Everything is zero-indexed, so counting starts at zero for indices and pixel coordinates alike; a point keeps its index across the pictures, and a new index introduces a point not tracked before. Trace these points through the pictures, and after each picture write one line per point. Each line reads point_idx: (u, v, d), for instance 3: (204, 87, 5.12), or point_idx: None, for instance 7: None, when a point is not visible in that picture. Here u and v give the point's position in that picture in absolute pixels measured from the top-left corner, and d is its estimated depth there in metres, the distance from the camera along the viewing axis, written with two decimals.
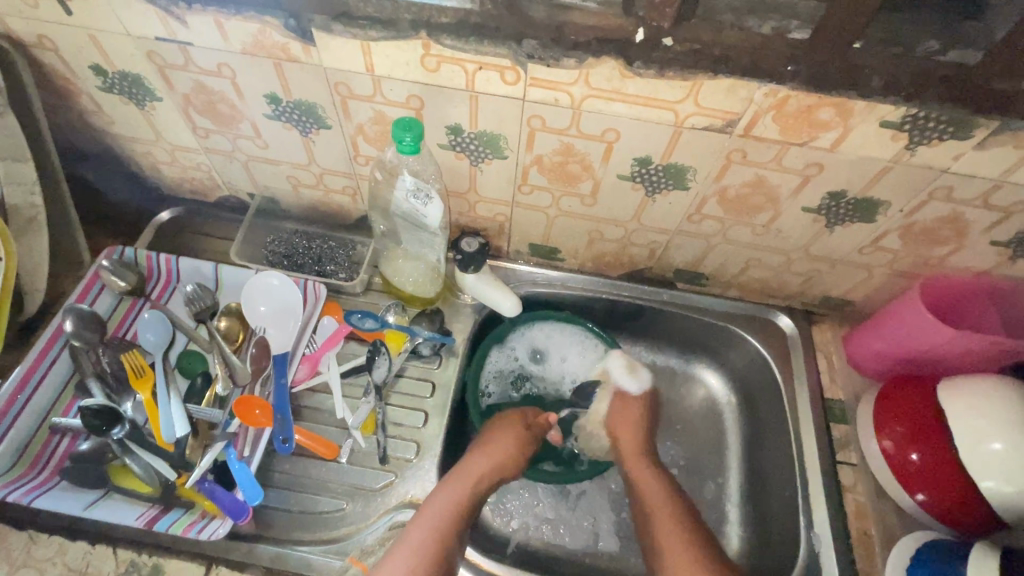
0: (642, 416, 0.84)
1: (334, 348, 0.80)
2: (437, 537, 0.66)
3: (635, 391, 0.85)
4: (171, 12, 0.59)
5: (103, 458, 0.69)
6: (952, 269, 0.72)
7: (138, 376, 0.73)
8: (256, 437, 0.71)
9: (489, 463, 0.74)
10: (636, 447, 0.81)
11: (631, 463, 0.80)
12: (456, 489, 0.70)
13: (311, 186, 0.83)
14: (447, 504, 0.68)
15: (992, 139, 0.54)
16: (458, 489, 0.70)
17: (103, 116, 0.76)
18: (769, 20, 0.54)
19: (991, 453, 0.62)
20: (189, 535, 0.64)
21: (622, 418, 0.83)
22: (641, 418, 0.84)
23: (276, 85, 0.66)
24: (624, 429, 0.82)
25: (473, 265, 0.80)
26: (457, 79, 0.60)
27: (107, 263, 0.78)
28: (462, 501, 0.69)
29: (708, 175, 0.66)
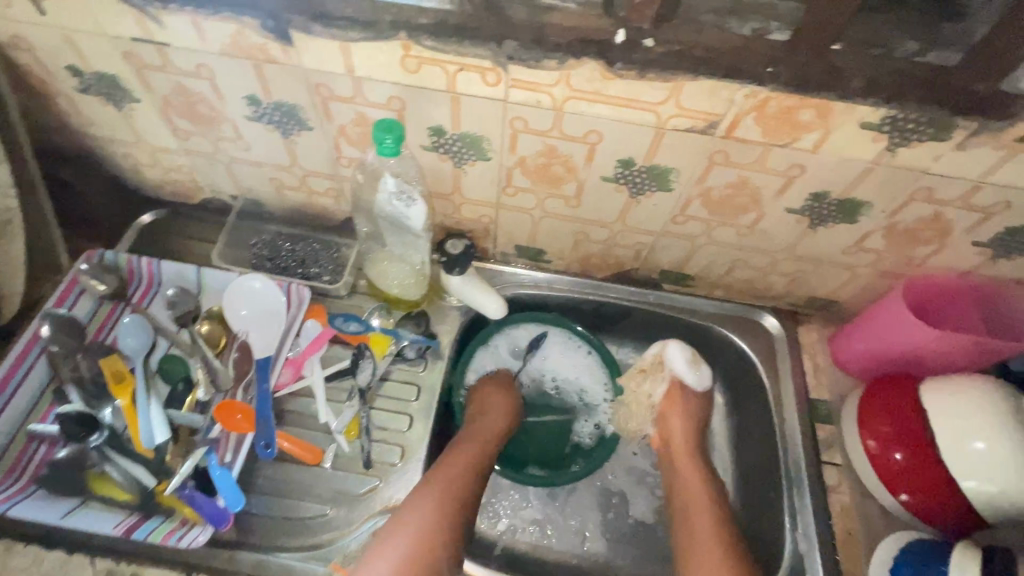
0: (694, 408, 0.84)
1: (318, 351, 0.79)
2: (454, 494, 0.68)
3: (695, 384, 0.84)
4: (147, 12, 0.58)
5: (81, 466, 0.67)
6: (935, 270, 0.72)
7: (118, 382, 0.73)
8: (238, 442, 0.70)
9: (496, 425, 0.78)
10: (684, 442, 0.81)
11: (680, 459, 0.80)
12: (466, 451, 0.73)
13: (295, 188, 0.82)
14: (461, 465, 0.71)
15: (971, 141, 0.55)
16: (468, 451, 0.73)
17: (81, 118, 0.75)
18: (750, 21, 0.54)
19: (973, 453, 0.62)
20: (168, 542, 0.63)
21: (672, 408, 0.83)
22: (688, 410, 0.83)
23: (256, 86, 0.65)
24: (672, 418, 0.83)
25: (458, 267, 0.79)
26: (438, 80, 0.59)
27: (85, 266, 0.77)
28: (474, 463, 0.72)
29: (691, 177, 0.66)
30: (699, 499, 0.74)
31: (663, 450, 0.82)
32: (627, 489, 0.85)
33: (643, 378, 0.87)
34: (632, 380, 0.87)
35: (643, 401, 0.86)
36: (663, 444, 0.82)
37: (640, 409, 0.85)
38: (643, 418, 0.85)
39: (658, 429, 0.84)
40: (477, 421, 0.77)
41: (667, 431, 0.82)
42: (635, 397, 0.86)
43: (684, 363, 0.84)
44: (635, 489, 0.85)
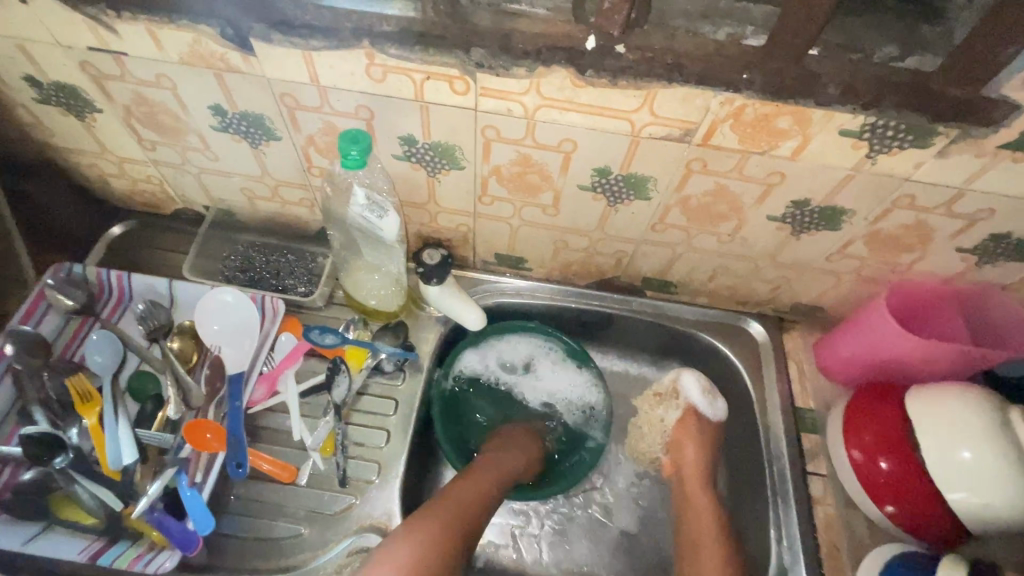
0: (708, 435, 0.81)
1: (293, 365, 0.77)
2: (465, 511, 0.66)
3: (712, 418, 0.81)
4: (101, 20, 0.56)
5: (45, 489, 0.65)
6: (919, 276, 0.71)
7: (85, 401, 0.70)
8: (209, 462, 0.68)
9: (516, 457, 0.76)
10: (697, 469, 0.78)
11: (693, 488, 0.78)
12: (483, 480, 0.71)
13: (267, 198, 0.80)
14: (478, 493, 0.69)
15: (953, 147, 0.53)
16: (484, 478, 0.71)
17: (43, 129, 0.73)
18: (724, 26, 0.52)
19: (958, 465, 0.61)
20: (135, 568, 0.62)
21: (686, 435, 0.80)
22: (703, 437, 0.80)
23: (219, 95, 0.63)
24: (687, 446, 0.80)
25: (436, 277, 0.76)
26: (406, 89, 0.58)
27: (52, 281, 0.75)
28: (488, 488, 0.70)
29: (669, 185, 0.64)
30: None
31: (676, 476, 0.80)
32: (611, 501, 0.83)
33: (656, 402, 0.85)
34: (646, 403, 0.86)
35: (655, 422, 0.84)
36: (675, 470, 0.80)
37: (651, 430, 0.84)
38: (654, 440, 0.83)
39: (672, 455, 0.81)
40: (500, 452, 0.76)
41: (681, 458, 0.80)
42: (648, 419, 0.84)
43: (700, 395, 0.82)
44: (620, 501, 0.83)
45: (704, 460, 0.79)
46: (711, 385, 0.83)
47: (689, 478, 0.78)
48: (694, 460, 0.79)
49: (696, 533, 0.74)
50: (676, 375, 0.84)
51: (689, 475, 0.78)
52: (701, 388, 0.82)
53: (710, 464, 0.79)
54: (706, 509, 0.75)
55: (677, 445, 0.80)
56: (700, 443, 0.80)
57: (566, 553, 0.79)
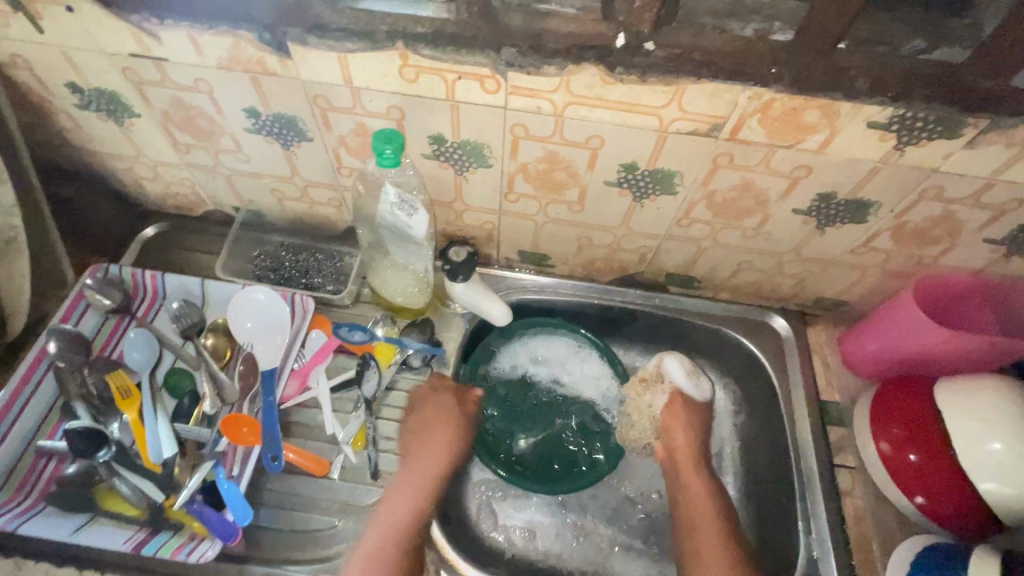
0: (695, 415, 0.81)
1: (324, 361, 0.79)
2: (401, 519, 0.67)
3: (699, 399, 0.82)
4: (143, 28, 0.58)
5: (89, 482, 0.67)
6: (945, 268, 0.71)
7: (124, 397, 0.72)
8: (245, 455, 0.70)
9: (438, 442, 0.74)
10: (688, 451, 0.78)
11: (685, 468, 0.77)
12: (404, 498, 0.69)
13: (296, 199, 0.82)
14: (404, 513, 0.68)
15: (983, 138, 0.53)
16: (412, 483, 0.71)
17: (82, 134, 0.75)
18: (751, 22, 0.53)
19: (989, 455, 0.61)
20: (177, 557, 0.63)
21: (674, 418, 0.80)
22: (692, 420, 0.81)
23: (254, 98, 0.65)
24: (677, 429, 0.79)
25: (462, 274, 0.78)
26: (437, 89, 0.59)
27: (91, 282, 0.77)
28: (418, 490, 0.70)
29: (695, 180, 0.65)
30: (707, 506, 0.73)
31: (668, 461, 0.79)
32: (636, 495, 0.84)
33: (644, 388, 0.83)
34: (632, 390, 0.83)
35: (644, 410, 0.82)
36: (668, 456, 0.79)
37: (641, 417, 0.82)
38: (645, 426, 0.82)
39: (663, 440, 0.80)
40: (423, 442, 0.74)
41: (673, 442, 0.79)
42: (637, 405, 0.82)
43: (683, 374, 0.82)
44: (644, 495, 0.84)
45: (692, 439, 0.79)
46: (696, 367, 0.84)
47: (678, 460, 0.78)
48: (683, 440, 0.79)
49: (693, 517, 0.73)
50: (661, 358, 0.84)
51: (678, 455, 0.78)
52: (685, 368, 0.83)
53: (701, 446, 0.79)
54: (700, 493, 0.75)
55: (667, 431, 0.80)
56: (688, 424, 0.80)
57: (592, 545, 0.80)
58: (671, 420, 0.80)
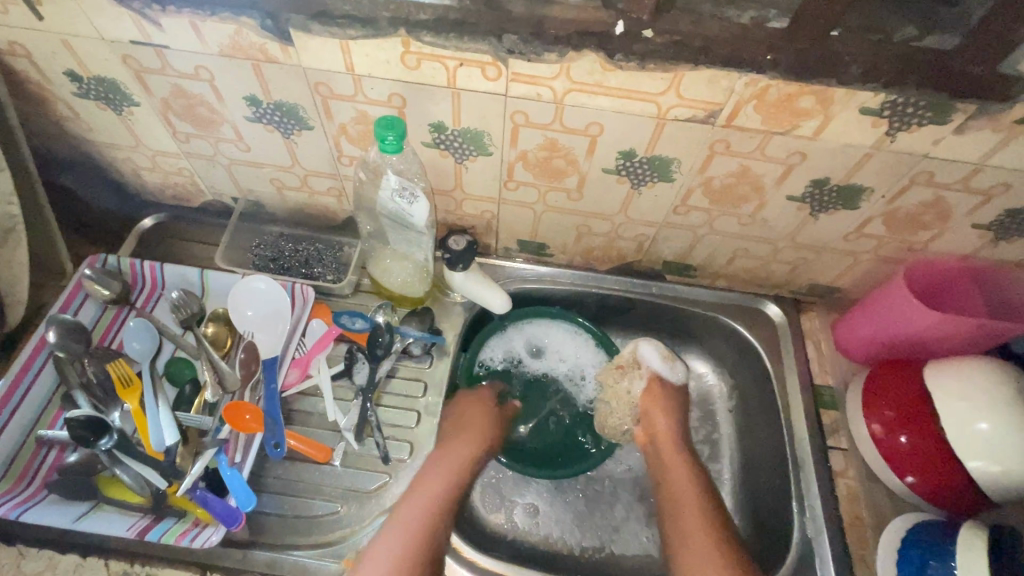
0: (673, 396, 0.84)
1: (325, 350, 0.79)
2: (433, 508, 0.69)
3: (676, 381, 0.86)
4: (145, 15, 0.58)
5: (92, 470, 0.67)
6: (936, 254, 0.73)
7: (126, 386, 0.72)
8: (247, 442, 0.70)
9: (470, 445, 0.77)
10: (670, 435, 0.81)
11: (665, 452, 0.80)
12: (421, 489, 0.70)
13: (296, 188, 0.82)
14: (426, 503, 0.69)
15: (972, 123, 0.55)
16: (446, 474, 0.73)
17: (80, 123, 0.75)
18: (749, 9, 0.54)
19: (977, 434, 0.63)
20: (181, 543, 0.63)
21: (654, 403, 0.83)
22: (671, 403, 0.84)
23: (255, 86, 0.65)
24: (658, 415, 0.82)
25: (462, 263, 0.78)
26: (439, 76, 0.60)
27: (89, 272, 0.77)
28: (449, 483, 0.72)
29: (692, 167, 0.66)
30: (704, 487, 0.75)
31: (649, 446, 0.82)
32: (634, 479, 0.85)
33: (621, 375, 0.85)
34: (609, 377, 0.85)
35: (622, 396, 0.84)
36: (649, 440, 0.82)
37: (620, 404, 0.84)
38: (624, 413, 0.84)
39: (643, 425, 0.83)
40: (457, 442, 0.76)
41: (652, 427, 0.82)
42: (614, 392, 0.84)
43: (657, 358, 0.85)
44: (642, 479, 0.85)
45: (671, 421, 0.82)
46: (671, 352, 0.87)
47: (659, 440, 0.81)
48: (664, 423, 0.82)
49: (677, 500, 0.74)
50: (637, 342, 0.87)
51: (660, 440, 0.81)
52: (660, 352, 0.85)
53: (680, 429, 0.82)
54: (687, 476, 0.76)
55: (648, 419, 0.82)
56: (667, 408, 0.83)
57: (593, 529, 0.81)
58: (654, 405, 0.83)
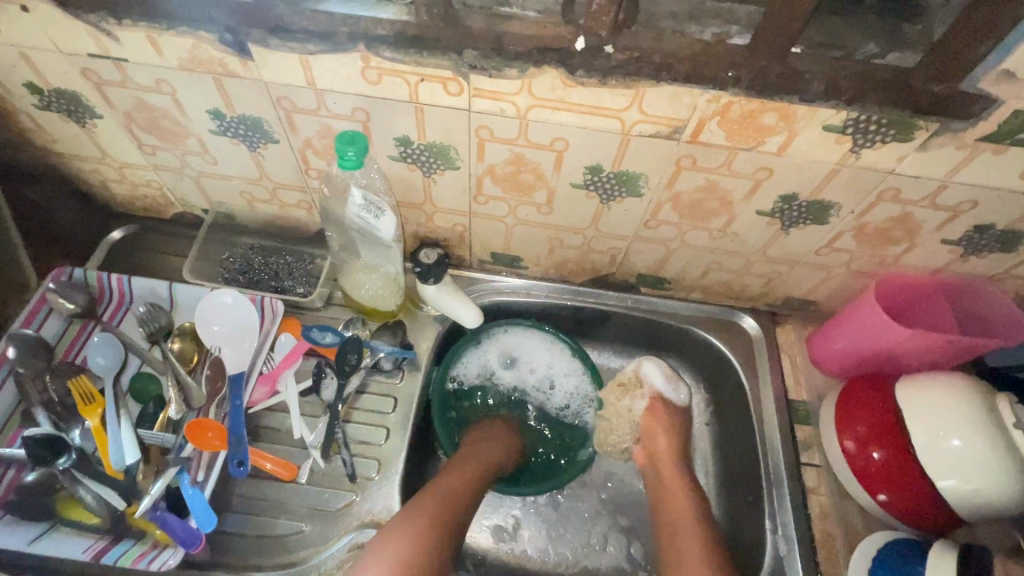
0: (674, 412, 0.84)
1: (294, 365, 0.78)
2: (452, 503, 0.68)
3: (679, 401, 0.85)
4: (101, 27, 0.57)
5: (50, 490, 0.66)
6: (907, 268, 0.72)
7: (87, 403, 0.71)
8: (210, 460, 0.69)
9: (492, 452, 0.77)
10: (671, 456, 0.79)
11: (667, 472, 0.78)
12: (450, 487, 0.69)
13: (265, 200, 0.81)
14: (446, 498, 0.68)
15: (935, 140, 0.55)
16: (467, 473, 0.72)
17: (44, 135, 0.74)
18: (710, 26, 0.54)
19: (949, 452, 0.62)
20: (138, 565, 0.63)
21: (656, 422, 0.82)
22: (675, 425, 0.82)
23: (217, 99, 0.64)
24: (659, 432, 0.81)
25: (433, 277, 0.78)
26: (401, 91, 0.59)
27: (53, 285, 0.76)
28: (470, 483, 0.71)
29: (660, 182, 0.65)
30: (676, 504, 0.74)
31: (649, 465, 0.80)
32: (608, 496, 0.84)
33: (623, 393, 0.85)
34: (611, 395, 0.85)
35: (623, 414, 0.84)
36: (648, 459, 0.81)
37: (620, 422, 0.84)
38: (624, 431, 0.84)
39: (643, 445, 0.82)
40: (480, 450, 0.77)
41: (653, 446, 0.80)
42: (616, 411, 0.84)
43: (662, 379, 0.85)
44: (616, 495, 0.84)
45: (672, 438, 0.81)
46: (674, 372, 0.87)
47: (652, 452, 0.80)
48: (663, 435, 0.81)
49: (675, 520, 0.72)
50: (642, 361, 0.87)
51: (653, 453, 0.80)
52: (662, 373, 0.85)
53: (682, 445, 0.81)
54: (681, 495, 0.75)
55: (650, 440, 0.81)
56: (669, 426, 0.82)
57: (567, 547, 0.80)
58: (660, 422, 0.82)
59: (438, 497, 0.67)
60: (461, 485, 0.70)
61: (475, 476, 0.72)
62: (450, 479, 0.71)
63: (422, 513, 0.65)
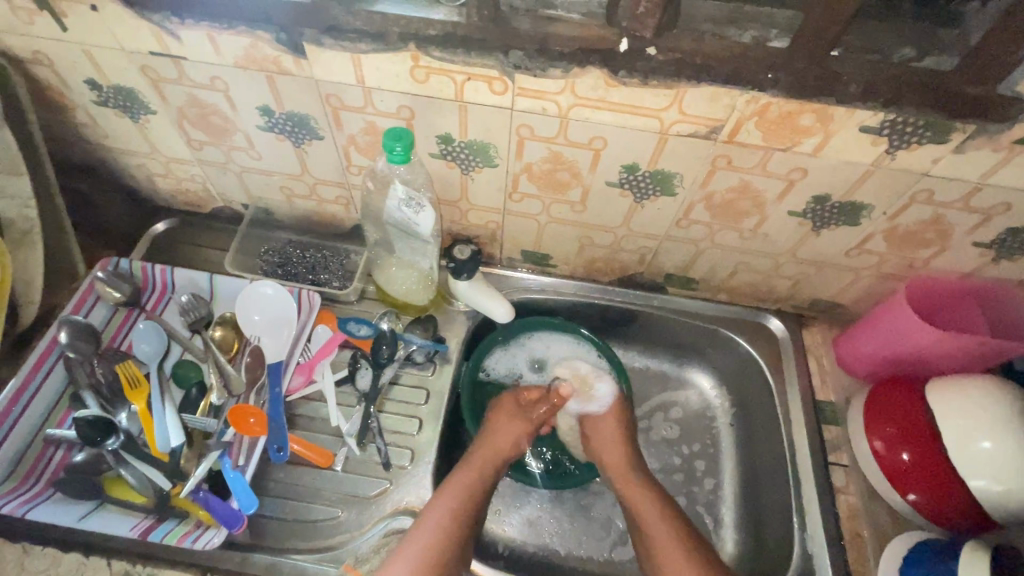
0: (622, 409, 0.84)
1: (330, 355, 0.80)
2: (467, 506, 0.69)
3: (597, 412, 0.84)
4: (164, 27, 0.60)
5: (97, 469, 0.68)
6: (936, 271, 0.73)
7: (133, 387, 0.74)
8: (251, 445, 0.71)
9: (498, 449, 0.76)
10: None
11: (624, 486, 0.77)
12: (457, 498, 0.69)
13: (305, 196, 0.84)
14: (458, 499, 0.69)
15: (971, 142, 0.56)
16: (478, 470, 0.73)
17: (98, 130, 0.77)
18: (749, 29, 0.55)
19: (980, 452, 0.62)
20: (183, 544, 0.64)
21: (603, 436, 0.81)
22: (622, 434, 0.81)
23: (268, 97, 0.67)
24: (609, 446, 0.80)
25: (466, 272, 0.79)
26: (446, 89, 0.61)
27: (101, 274, 0.79)
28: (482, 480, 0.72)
29: (694, 181, 0.67)
30: None
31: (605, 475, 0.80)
32: None
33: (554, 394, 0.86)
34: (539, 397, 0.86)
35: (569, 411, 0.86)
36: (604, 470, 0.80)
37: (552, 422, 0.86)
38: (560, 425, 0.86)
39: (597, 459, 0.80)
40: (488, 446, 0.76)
41: (606, 458, 0.79)
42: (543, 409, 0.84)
43: (575, 403, 0.86)
44: None
45: (610, 439, 0.80)
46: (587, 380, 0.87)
47: (611, 463, 0.79)
48: (608, 441, 0.80)
49: (647, 527, 0.72)
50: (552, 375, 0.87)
51: (614, 463, 0.78)
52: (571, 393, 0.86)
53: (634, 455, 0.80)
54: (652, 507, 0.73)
55: (601, 446, 0.80)
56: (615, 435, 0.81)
57: (592, 539, 0.81)
58: (616, 439, 0.80)
59: (433, 528, 0.66)
60: (455, 507, 0.68)
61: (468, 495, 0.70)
62: (464, 480, 0.71)
63: (437, 517, 0.67)
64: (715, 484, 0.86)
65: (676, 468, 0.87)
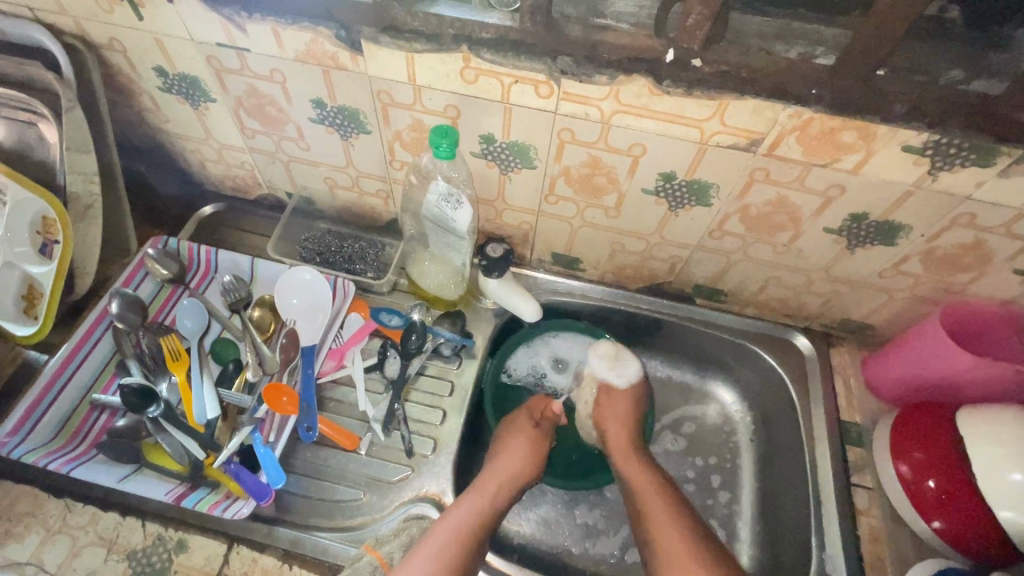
0: (634, 408, 0.84)
1: (360, 342, 0.83)
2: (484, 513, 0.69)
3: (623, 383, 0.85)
4: (233, 20, 0.64)
5: (136, 435, 0.71)
6: (973, 297, 0.72)
7: (174, 359, 0.77)
8: (282, 423, 0.74)
9: (507, 460, 0.76)
10: None
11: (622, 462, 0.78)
12: (476, 504, 0.70)
13: (347, 188, 0.87)
14: (476, 503, 0.70)
15: (1016, 168, 0.55)
16: (495, 479, 0.74)
17: (159, 114, 0.82)
18: (796, 45, 0.56)
19: (1009, 483, 0.61)
20: (214, 512, 0.66)
21: (609, 412, 0.83)
22: (631, 407, 0.84)
23: (322, 90, 0.70)
24: (612, 422, 0.82)
25: (497, 271, 0.81)
26: (494, 91, 0.63)
27: (152, 252, 0.82)
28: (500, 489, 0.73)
29: (731, 192, 0.68)
30: None
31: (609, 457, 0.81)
32: None
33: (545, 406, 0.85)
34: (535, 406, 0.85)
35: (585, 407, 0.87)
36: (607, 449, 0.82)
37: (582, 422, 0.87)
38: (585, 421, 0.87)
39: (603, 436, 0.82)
40: (499, 460, 0.76)
41: (609, 437, 0.81)
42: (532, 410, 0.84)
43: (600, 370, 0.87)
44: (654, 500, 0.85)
45: (620, 419, 0.82)
46: (616, 352, 0.87)
47: (624, 468, 0.77)
48: (621, 440, 0.80)
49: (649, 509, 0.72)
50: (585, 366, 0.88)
51: (623, 462, 0.78)
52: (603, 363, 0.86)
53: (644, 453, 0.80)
54: (670, 519, 0.71)
55: (610, 421, 0.82)
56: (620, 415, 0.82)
57: (605, 543, 0.81)
58: (624, 442, 0.79)
59: (448, 531, 0.66)
60: (473, 510, 0.69)
61: (484, 510, 0.70)
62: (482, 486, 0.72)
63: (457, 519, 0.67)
64: (732, 498, 0.85)
65: (688, 480, 0.87)
